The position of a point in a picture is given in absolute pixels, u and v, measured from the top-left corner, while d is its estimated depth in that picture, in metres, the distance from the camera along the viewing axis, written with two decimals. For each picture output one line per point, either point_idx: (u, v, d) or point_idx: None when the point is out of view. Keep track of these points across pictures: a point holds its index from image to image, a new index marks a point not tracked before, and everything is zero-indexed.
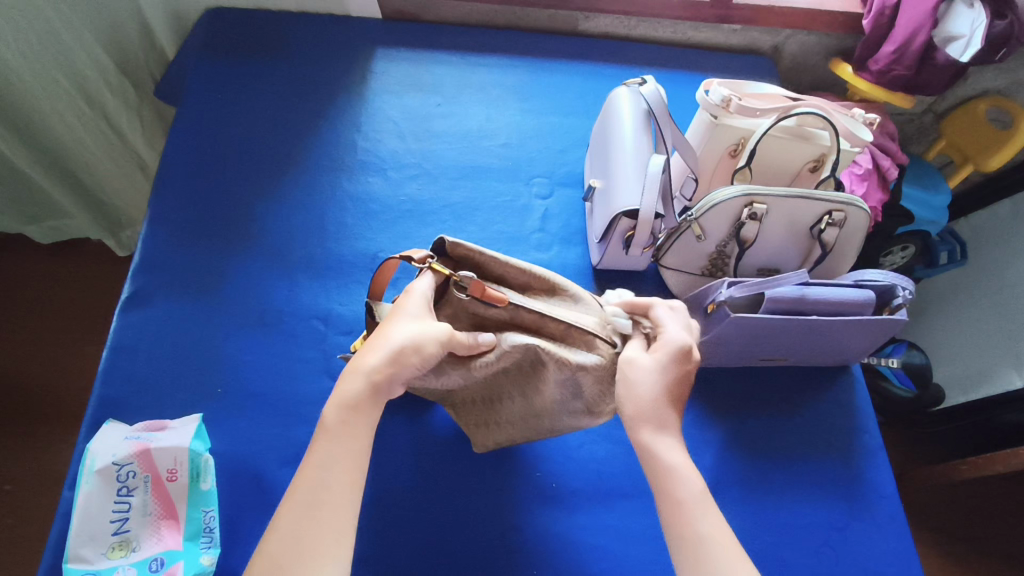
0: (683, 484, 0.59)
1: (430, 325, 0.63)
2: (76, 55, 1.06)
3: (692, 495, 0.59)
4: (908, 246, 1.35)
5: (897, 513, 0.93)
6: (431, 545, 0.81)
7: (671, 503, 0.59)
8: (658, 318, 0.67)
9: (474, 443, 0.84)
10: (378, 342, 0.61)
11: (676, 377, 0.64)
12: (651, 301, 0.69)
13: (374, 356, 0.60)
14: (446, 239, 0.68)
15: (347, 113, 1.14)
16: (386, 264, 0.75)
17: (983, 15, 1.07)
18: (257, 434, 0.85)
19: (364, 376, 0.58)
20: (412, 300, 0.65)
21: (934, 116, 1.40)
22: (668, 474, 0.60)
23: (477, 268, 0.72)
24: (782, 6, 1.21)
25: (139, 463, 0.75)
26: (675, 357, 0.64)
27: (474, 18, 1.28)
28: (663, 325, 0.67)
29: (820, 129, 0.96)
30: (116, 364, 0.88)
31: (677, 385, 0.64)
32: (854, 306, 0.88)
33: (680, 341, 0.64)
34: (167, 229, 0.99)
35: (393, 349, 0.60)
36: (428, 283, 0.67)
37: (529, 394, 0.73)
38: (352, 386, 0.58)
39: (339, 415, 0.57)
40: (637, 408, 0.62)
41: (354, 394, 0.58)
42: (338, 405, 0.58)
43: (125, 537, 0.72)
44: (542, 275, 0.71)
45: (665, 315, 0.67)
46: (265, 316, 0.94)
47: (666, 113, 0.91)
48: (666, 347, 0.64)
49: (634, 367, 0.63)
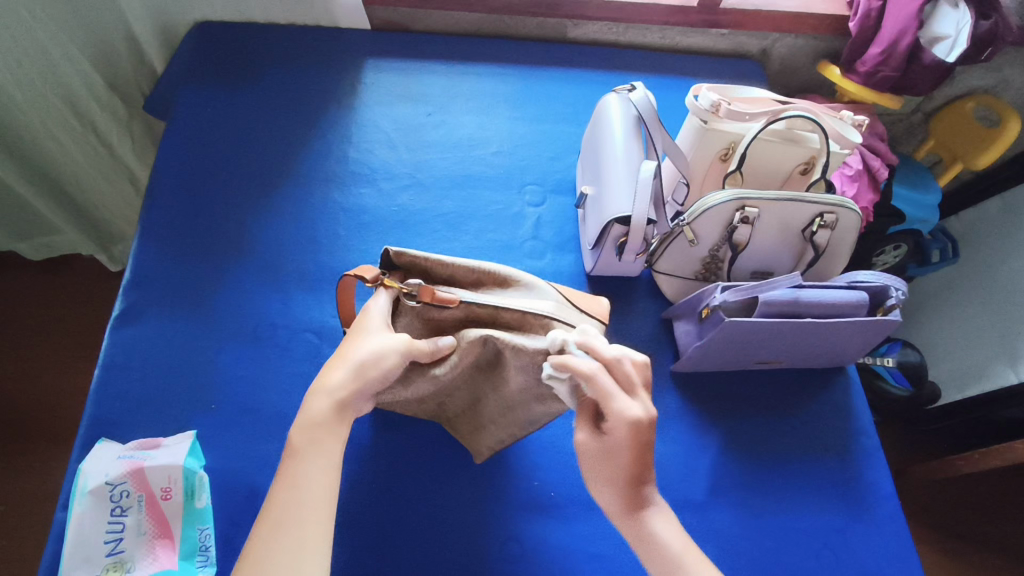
0: (667, 546, 0.61)
1: (390, 338, 0.63)
2: (64, 71, 1.06)
3: (677, 557, 0.60)
4: (900, 245, 1.37)
5: (896, 513, 0.93)
6: (428, 558, 0.80)
7: (659, 560, 0.61)
8: (601, 392, 0.60)
9: (474, 453, 0.85)
10: (340, 360, 0.61)
11: (635, 455, 0.61)
12: (592, 370, 0.61)
13: (338, 374, 0.60)
14: (389, 250, 0.69)
15: (336, 124, 1.14)
16: (344, 285, 0.76)
17: (968, 15, 1.09)
18: (252, 450, 0.85)
19: (328, 395, 0.58)
20: (372, 319, 0.66)
21: (923, 116, 1.41)
22: (654, 538, 0.61)
23: (427, 274, 0.72)
24: (769, 11, 1.22)
25: (132, 482, 0.75)
26: (628, 437, 0.60)
27: (463, 26, 1.27)
28: (608, 401, 0.60)
29: (810, 131, 0.97)
30: (108, 382, 0.87)
31: (644, 457, 0.62)
32: (847, 307, 0.89)
33: (630, 419, 0.59)
34: (158, 244, 0.99)
35: (355, 365, 0.60)
36: (385, 301, 0.68)
37: (501, 388, 0.72)
38: (317, 406, 0.58)
39: (308, 435, 0.56)
40: (606, 488, 0.64)
41: (321, 412, 0.58)
42: (305, 425, 0.57)
43: (119, 558, 0.71)
44: (490, 269, 0.71)
45: (606, 388, 0.60)
46: (257, 332, 0.93)
47: (655, 118, 0.90)
48: (617, 430, 0.60)
49: (588, 452, 0.63)
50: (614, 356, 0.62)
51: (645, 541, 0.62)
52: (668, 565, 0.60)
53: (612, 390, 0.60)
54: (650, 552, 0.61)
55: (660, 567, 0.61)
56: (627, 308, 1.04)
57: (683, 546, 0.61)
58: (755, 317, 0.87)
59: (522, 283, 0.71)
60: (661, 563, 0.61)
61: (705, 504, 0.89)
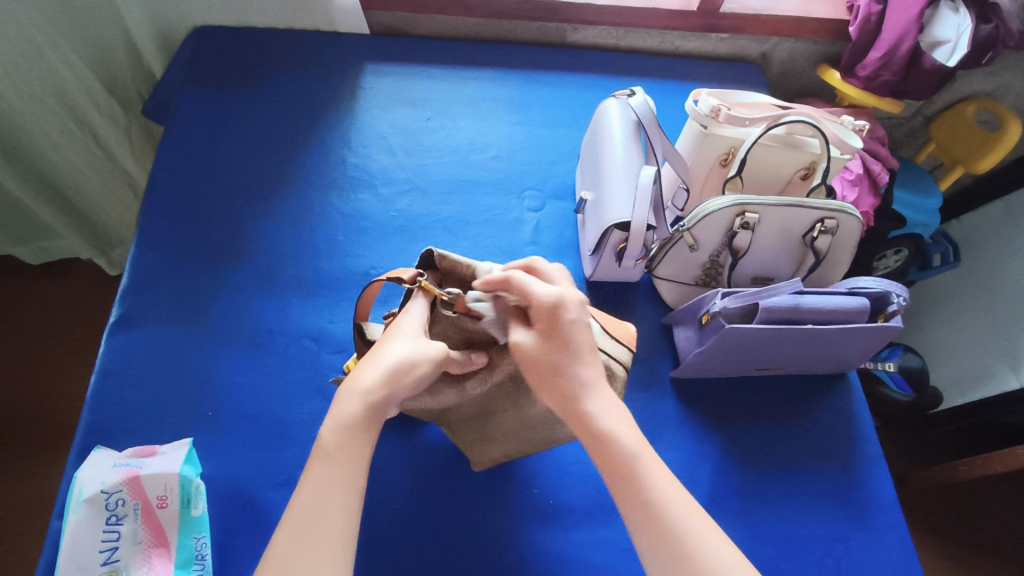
0: (620, 440, 0.55)
1: (425, 344, 0.60)
2: (61, 74, 1.05)
3: (632, 451, 0.54)
4: (902, 249, 1.36)
5: (898, 521, 0.92)
6: (426, 568, 0.79)
7: (612, 461, 0.54)
8: (521, 286, 0.61)
9: (473, 462, 0.84)
10: (373, 361, 0.58)
11: (567, 334, 0.59)
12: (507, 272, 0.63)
13: (370, 374, 0.56)
14: (433, 251, 0.68)
15: (335, 129, 1.14)
16: (371, 288, 0.75)
17: (969, 19, 1.09)
18: (250, 458, 0.84)
19: (361, 396, 0.54)
20: (408, 322, 0.63)
21: (924, 120, 1.41)
22: (603, 435, 0.55)
23: (463, 281, 0.72)
24: (769, 15, 1.22)
25: (128, 490, 0.74)
26: (552, 319, 0.59)
27: (461, 31, 1.28)
28: (528, 293, 0.60)
29: (810, 136, 0.95)
30: (105, 389, 0.86)
31: (573, 342, 0.59)
32: (848, 314, 0.88)
33: (551, 300, 0.59)
34: (156, 250, 0.98)
35: (389, 368, 0.56)
36: (422, 307, 0.65)
37: (521, 405, 0.72)
38: (349, 407, 0.54)
39: (338, 437, 0.53)
40: (545, 389, 0.58)
41: (351, 414, 0.54)
42: (334, 427, 0.53)
43: (114, 567, 0.70)
44: None
45: (523, 282, 0.61)
46: (256, 337, 0.93)
47: (655, 123, 0.90)
48: (542, 314, 0.59)
49: (521, 354, 0.59)
50: (526, 267, 0.68)
51: (598, 437, 0.55)
52: (624, 461, 0.54)
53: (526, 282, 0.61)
54: (604, 452, 0.55)
55: (614, 471, 0.54)
56: (627, 314, 1.03)
57: (638, 444, 0.55)
58: (756, 323, 0.87)
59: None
60: (616, 463, 0.54)
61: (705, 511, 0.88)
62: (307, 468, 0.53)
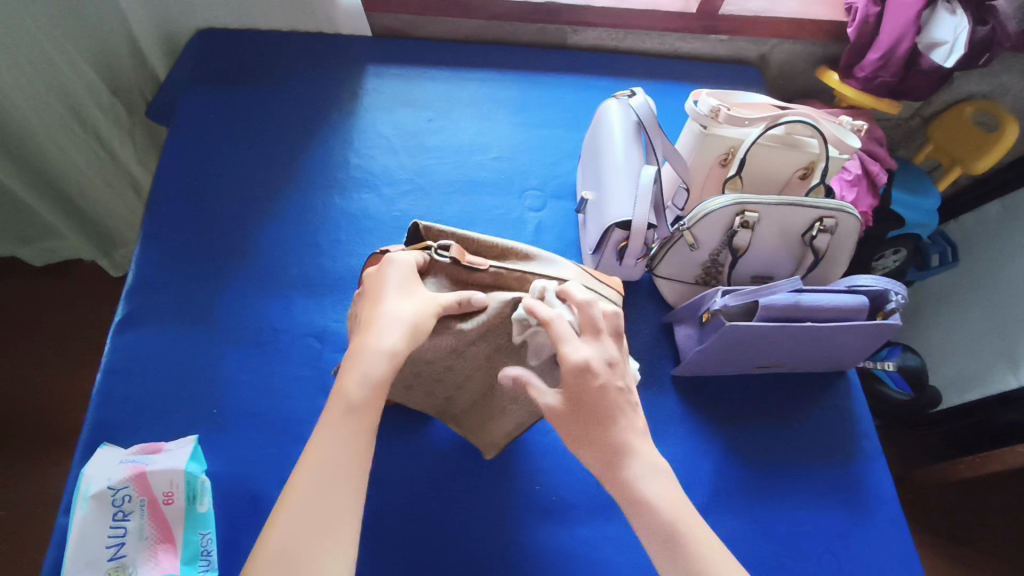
0: (659, 510, 0.55)
1: (423, 300, 0.61)
2: (66, 75, 1.07)
3: (672, 521, 0.55)
4: (900, 249, 1.37)
5: (897, 518, 0.93)
6: (429, 562, 0.80)
7: (650, 531, 0.55)
8: (556, 337, 0.60)
9: (484, 450, 0.86)
10: (383, 320, 0.57)
11: (592, 401, 0.58)
12: (554, 314, 0.61)
13: (390, 334, 0.56)
14: (419, 223, 0.71)
15: (338, 130, 1.15)
16: None
17: (966, 21, 1.10)
18: (254, 456, 0.85)
19: (388, 355, 0.54)
20: (397, 277, 0.61)
21: (921, 121, 1.42)
22: (643, 505, 0.56)
23: None
24: (767, 17, 1.23)
25: (134, 487, 0.75)
26: (578, 382, 0.58)
27: (462, 33, 1.29)
28: (560, 346, 0.59)
29: (809, 136, 0.96)
30: (111, 387, 0.87)
31: (598, 409, 0.58)
32: (847, 311, 0.89)
33: (579, 363, 0.58)
34: (161, 250, 0.99)
35: (407, 325, 0.57)
36: (408, 258, 0.64)
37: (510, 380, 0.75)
38: (378, 368, 0.54)
39: (367, 397, 0.52)
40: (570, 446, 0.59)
41: (380, 373, 0.53)
42: (363, 387, 0.52)
43: (121, 562, 0.72)
44: (513, 246, 0.71)
45: (558, 333, 0.60)
46: (260, 336, 0.94)
47: (656, 124, 0.91)
48: (569, 376, 0.58)
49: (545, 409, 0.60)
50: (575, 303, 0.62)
51: (636, 502, 0.56)
52: (665, 534, 0.54)
53: (567, 336, 0.60)
54: (645, 521, 0.55)
55: (656, 537, 0.55)
56: (628, 313, 1.04)
57: (676, 514, 0.55)
58: (756, 321, 0.88)
59: (536, 258, 0.71)
60: (657, 531, 0.55)
61: (706, 508, 0.89)
62: (320, 428, 0.51)
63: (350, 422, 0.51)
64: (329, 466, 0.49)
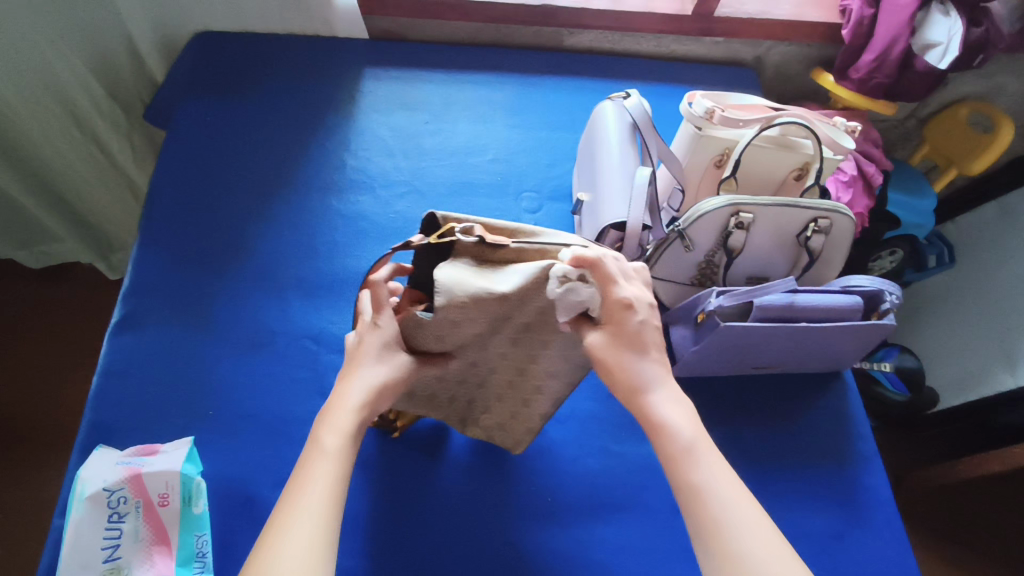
0: (674, 433, 0.56)
1: (393, 361, 0.63)
2: (64, 79, 1.07)
3: (687, 443, 0.55)
4: (897, 250, 1.37)
5: (893, 519, 0.93)
6: (425, 564, 0.80)
7: (665, 447, 0.56)
8: (604, 277, 0.61)
9: (511, 446, 0.86)
10: (353, 380, 0.60)
11: (634, 338, 0.60)
12: (600, 254, 0.61)
13: (357, 394, 0.59)
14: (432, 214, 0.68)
15: (335, 131, 1.15)
16: None
17: (959, 23, 1.11)
18: (250, 458, 0.85)
19: (355, 414, 0.57)
20: (373, 334, 0.63)
21: (917, 122, 1.42)
22: (660, 425, 0.57)
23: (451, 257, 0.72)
24: (763, 19, 1.23)
25: (130, 488, 0.75)
26: (624, 319, 0.60)
27: (459, 36, 1.29)
28: (609, 286, 0.60)
29: (803, 138, 0.97)
30: (107, 389, 0.87)
31: (640, 341, 0.60)
32: (842, 311, 0.89)
33: (627, 301, 0.60)
34: (157, 252, 0.99)
35: (372, 387, 0.60)
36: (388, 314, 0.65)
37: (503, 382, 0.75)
38: (346, 424, 0.56)
39: (340, 445, 0.55)
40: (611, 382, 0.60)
41: (349, 426, 0.56)
42: (336, 438, 0.55)
43: (116, 564, 0.72)
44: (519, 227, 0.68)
45: (607, 273, 0.61)
46: (256, 338, 0.94)
47: (650, 125, 0.91)
48: (616, 314, 0.60)
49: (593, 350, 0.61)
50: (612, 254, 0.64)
51: (654, 425, 0.57)
52: (680, 448, 0.55)
53: (615, 275, 0.61)
54: (660, 441, 0.56)
55: (669, 456, 0.56)
56: None
57: (693, 436, 0.56)
58: (751, 321, 0.88)
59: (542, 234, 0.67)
60: (670, 451, 0.56)
61: None
62: (298, 468, 0.54)
63: (325, 463, 0.53)
64: (312, 494, 0.51)
